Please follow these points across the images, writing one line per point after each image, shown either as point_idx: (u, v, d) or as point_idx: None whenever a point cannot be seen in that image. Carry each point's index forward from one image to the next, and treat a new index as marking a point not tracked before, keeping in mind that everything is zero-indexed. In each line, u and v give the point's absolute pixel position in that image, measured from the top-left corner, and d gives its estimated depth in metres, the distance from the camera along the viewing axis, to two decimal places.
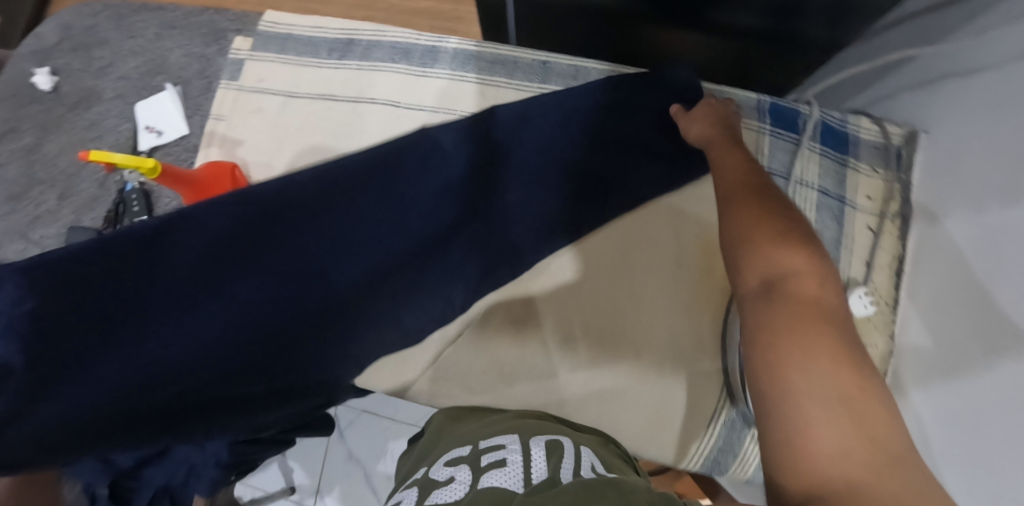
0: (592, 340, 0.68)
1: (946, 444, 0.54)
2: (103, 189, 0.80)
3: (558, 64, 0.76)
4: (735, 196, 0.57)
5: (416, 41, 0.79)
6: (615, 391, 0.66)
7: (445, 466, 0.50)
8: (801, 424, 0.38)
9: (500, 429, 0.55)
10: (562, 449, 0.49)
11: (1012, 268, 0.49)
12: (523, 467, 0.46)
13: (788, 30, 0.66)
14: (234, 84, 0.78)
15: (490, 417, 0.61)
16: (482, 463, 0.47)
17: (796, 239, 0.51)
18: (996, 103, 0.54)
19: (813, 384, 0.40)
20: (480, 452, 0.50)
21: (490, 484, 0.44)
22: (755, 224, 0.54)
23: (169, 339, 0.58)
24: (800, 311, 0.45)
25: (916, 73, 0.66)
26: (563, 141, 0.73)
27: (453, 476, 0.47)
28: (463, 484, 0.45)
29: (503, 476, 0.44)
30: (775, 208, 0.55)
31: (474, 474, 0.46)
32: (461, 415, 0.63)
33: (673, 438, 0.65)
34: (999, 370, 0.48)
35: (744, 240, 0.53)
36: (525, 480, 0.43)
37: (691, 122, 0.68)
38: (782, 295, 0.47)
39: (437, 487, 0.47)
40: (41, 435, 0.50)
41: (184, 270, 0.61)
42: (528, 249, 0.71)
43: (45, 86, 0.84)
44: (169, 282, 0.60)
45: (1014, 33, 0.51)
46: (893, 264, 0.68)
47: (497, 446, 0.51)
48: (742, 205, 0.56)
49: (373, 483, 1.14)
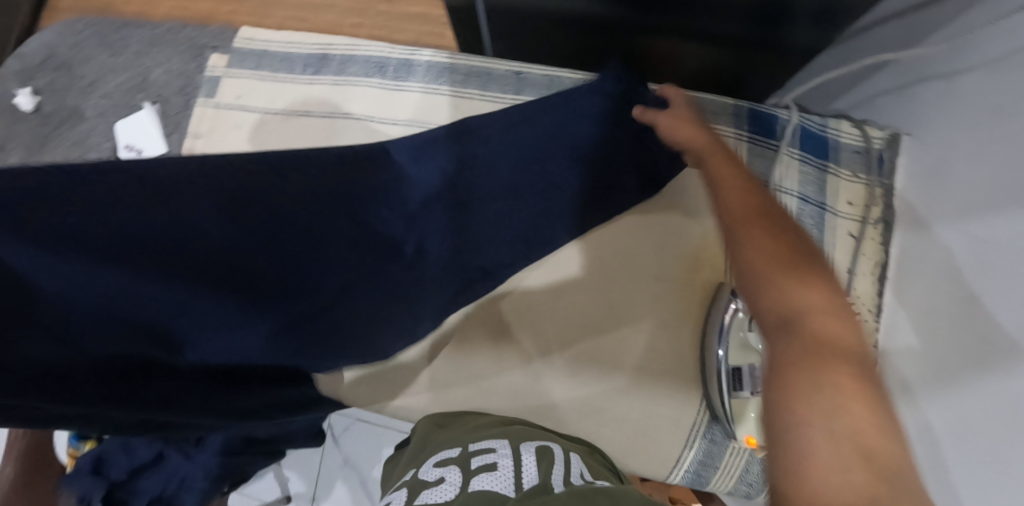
0: (570, 355, 0.68)
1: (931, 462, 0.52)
2: None
3: (531, 75, 0.77)
4: (743, 210, 0.49)
5: (389, 55, 0.79)
6: (596, 407, 0.66)
7: (435, 467, 0.46)
8: (808, 466, 0.32)
9: (491, 432, 0.52)
10: (552, 456, 0.46)
11: (995, 281, 0.47)
12: (514, 472, 0.42)
13: (766, 37, 0.65)
14: (211, 101, 0.78)
15: (473, 422, 0.58)
16: (471, 466, 0.44)
17: (811, 270, 0.43)
18: (984, 108, 0.52)
19: (831, 436, 0.33)
20: (470, 454, 0.46)
21: (481, 488, 0.40)
22: (764, 245, 0.45)
23: (195, 325, 0.40)
24: (817, 346, 0.38)
25: (896, 77, 0.65)
26: (541, 150, 0.69)
27: (443, 477, 0.44)
28: (453, 486, 0.42)
29: (493, 480, 0.41)
30: (776, 222, 0.47)
31: (465, 476, 0.43)
32: (444, 418, 0.62)
33: (652, 451, 0.65)
34: (979, 387, 0.47)
35: (750, 258, 0.45)
36: (517, 485, 0.40)
37: (682, 128, 0.62)
38: (796, 329, 0.39)
39: (427, 487, 0.43)
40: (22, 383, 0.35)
41: (278, 239, 0.42)
42: (503, 264, 0.68)
43: (27, 106, 0.84)
44: (248, 246, 0.41)
45: (994, 37, 0.50)
46: (875, 270, 0.67)
47: (488, 449, 0.47)
48: (750, 221, 0.48)
49: (370, 490, 1.14)
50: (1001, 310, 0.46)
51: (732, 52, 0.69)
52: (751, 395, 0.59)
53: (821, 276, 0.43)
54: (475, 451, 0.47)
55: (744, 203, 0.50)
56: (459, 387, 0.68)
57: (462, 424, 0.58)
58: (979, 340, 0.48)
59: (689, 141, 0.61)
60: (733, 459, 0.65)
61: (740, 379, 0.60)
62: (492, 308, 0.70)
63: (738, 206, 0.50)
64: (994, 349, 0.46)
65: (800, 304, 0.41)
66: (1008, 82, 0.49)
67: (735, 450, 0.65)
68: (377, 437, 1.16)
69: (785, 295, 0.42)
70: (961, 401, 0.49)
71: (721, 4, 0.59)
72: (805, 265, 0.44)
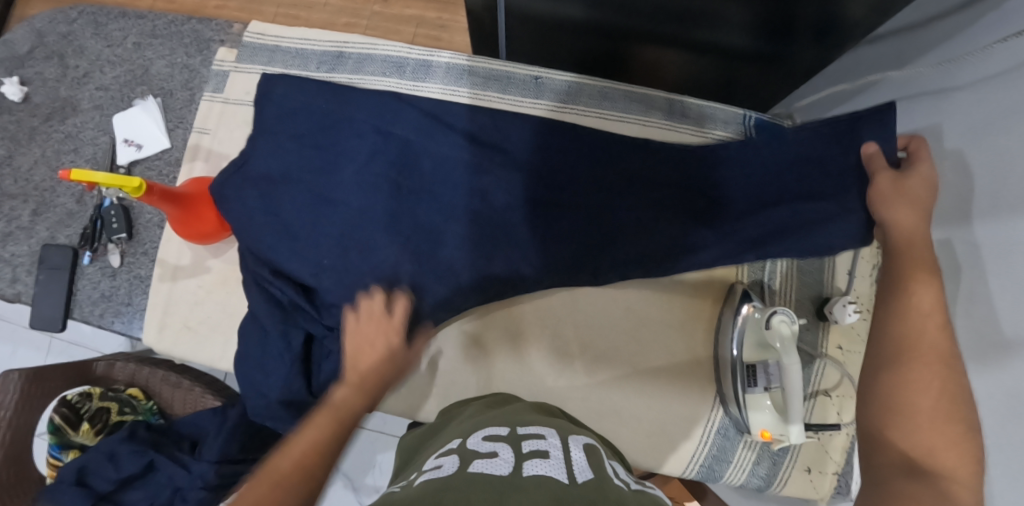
0: (589, 357, 0.69)
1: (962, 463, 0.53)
2: (80, 204, 0.75)
3: (551, 80, 0.73)
4: (910, 355, 0.48)
5: (407, 55, 0.75)
6: (613, 406, 0.67)
7: (485, 441, 0.48)
8: None
9: (534, 418, 0.55)
10: (598, 455, 0.48)
11: (993, 270, 0.53)
12: (564, 461, 0.44)
13: (769, 52, 0.70)
14: (218, 96, 0.74)
15: (507, 406, 0.59)
16: (523, 449, 0.46)
17: (947, 412, 0.45)
18: (968, 125, 0.58)
19: None
20: (520, 436, 0.49)
21: (536, 472, 0.41)
22: (925, 386, 0.46)
23: (320, 227, 0.65)
24: (942, 486, 0.41)
25: (890, 91, 0.71)
26: (526, 173, 0.68)
27: (496, 451, 0.46)
28: (507, 463, 0.43)
29: (546, 465, 0.43)
30: (951, 369, 0.47)
31: (518, 456, 0.45)
32: (469, 403, 0.63)
33: (668, 449, 0.67)
34: (985, 375, 0.52)
35: (902, 400, 0.46)
36: (570, 473, 0.42)
37: (892, 204, 0.56)
38: (928, 478, 0.42)
39: (480, 457, 0.45)
40: (249, 218, 0.65)
41: (315, 191, 0.66)
42: (517, 278, 0.67)
43: (16, 96, 0.78)
44: (330, 183, 0.66)
45: (987, 58, 0.56)
46: (874, 272, 0.67)
47: (538, 434, 0.50)
48: (919, 367, 0.47)
49: (362, 497, 1.11)
50: (1007, 291, 0.51)
51: (729, 63, 0.75)
52: (764, 390, 0.62)
53: (966, 420, 0.44)
54: (525, 434, 0.50)
55: (932, 341, 0.48)
56: (478, 387, 0.69)
57: (497, 407, 0.59)
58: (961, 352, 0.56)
59: (889, 214, 0.56)
60: (746, 453, 0.67)
61: (755, 376, 0.62)
62: (512, 311, 0.70)
63: (925, 347, 0.48)
64: (990, 347, 0.52)
65: (934, 447, 0.43)
66: (999, 97, 0.54)
67: (747, 444, 0.67)
68: (370, 443, 1.14)
69: (924, 436, 0.44)
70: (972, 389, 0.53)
71: (732, 18, 0.65)
72: (961, 422, 0.44)
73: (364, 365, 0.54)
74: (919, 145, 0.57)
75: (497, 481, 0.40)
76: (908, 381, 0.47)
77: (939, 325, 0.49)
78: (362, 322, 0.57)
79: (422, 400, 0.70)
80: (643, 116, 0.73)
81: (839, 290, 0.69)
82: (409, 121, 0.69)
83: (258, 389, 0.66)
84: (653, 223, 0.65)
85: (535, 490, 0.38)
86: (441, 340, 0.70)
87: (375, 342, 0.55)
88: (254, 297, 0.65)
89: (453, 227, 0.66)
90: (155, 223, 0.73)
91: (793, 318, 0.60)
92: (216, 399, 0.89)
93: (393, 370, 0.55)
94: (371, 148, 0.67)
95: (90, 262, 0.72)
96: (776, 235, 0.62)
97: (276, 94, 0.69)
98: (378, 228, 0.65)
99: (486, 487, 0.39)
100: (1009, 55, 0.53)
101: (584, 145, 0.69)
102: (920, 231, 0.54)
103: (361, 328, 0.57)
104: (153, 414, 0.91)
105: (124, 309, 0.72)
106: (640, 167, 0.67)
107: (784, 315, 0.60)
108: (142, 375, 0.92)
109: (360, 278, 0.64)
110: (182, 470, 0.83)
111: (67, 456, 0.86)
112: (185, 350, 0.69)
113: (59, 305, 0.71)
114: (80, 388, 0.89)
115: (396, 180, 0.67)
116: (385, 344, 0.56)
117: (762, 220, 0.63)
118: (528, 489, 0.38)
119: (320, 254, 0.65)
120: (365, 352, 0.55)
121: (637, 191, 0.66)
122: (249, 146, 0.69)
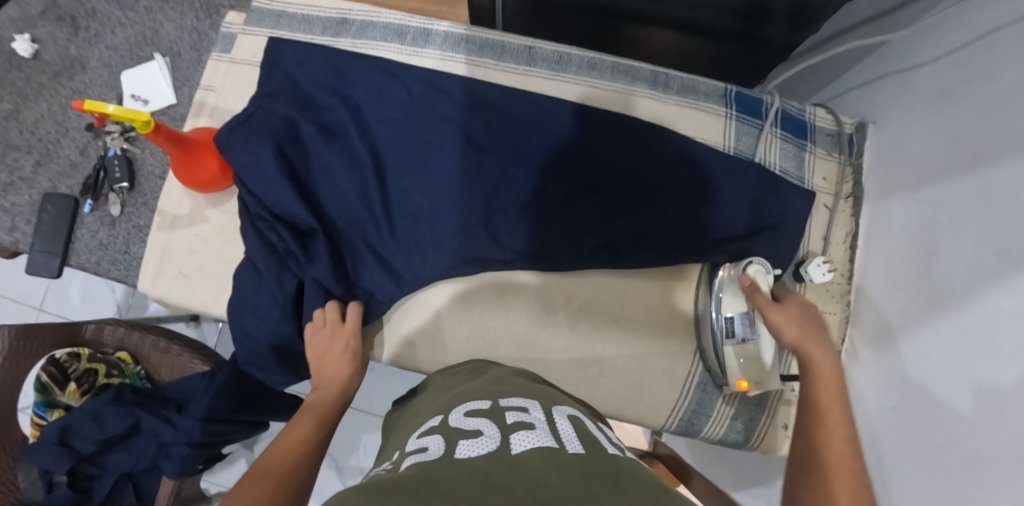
0: (573, 311, 0.71)
1: (917, 410, 0.56)
2: (84, 156, 0.78)
3: (543, 50, 0.77)
4: (821, 461, 0.48)
5: (408, 23, 0.78)
6: (595, 357, 0.71)
7: (469, 418, 0.46)
8: None
9: (516, 388, 0.53)
10: (585, 424, 0.48)
11: (951, 231, 0.56)
12: (552, 433, 0.43)
13: (750, 32, 0.75)
14: (225, 57, 0.77)
15: (487, 373, 0.59)
16: (508, 422, 0.45)
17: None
18: (930, 96, 0.62)
19: None
20: (503, 409, 0.48)
21: (524, 445, 0.41)
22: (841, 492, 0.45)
23: (332, 181, 0.70)
24: None
25: (864, 72, 0.75)
26: (521, 136, 0.72)
27: (481, 429, 0.44)
28: (494, 439, 0.42)
29: (534, 437, 0.42)
30: (859, 477, 0.46)
31: (503, 431, 0.43)
32: (451, 372, 0.63)
33: (648, 401, 0.71)
34: (943, 322, 0.55)
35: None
36: (560, 444, 0.41)
37: (800, 336, 0.57)
38: None
39: (465, 437, 0.43)
40: (250, 165, 0.67)
41: (323, 145, 0.70)
42: (503, 234, 0.70)
43: (25, 53, 0.81)
44: (341, 142, 0.71)
45: (945, 35, 0.61)
46: (847, 239, 0.72)
47: (521, 407, 0.48)
48: (832, 473, 0.47)
49: (346, 477, 1.12)
50: (960, 250, 0.54)
51: (711, 42, 0.80)
52: (741, 340, 0.65)
53: None
54: (508, 406, 0.48)
55: (840, 451, 0.48)
56: (464, 337, 0.71)
57: (478, 374, 0.59)
58: (900, 317, 0.61)
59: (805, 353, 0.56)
60: (724, 407, 0.71)
61: (733, 326, 0.65)
62: (486, 280, 0.72)
63: (835, 459, 0.48)
64: (944, 297, 0.55)
65: None
66: (958, 69, 0.59)
67: (727, 398, 0.71)
68: (356, 423, 1.14)
69: None
70: (913, 349, 0.58)
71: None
72: None
73: (328, 370, 0.65)
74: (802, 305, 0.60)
75: (485, 459, 0.38)
76: (824, 484, 0.46)
77: (843, 436, 0.50)
78: (317, 331, 0.66)
79: (410, 351, 0.72)
80: (630, 85, 0.77)
81: (813, 252, 0.73)
82: (410, 79, 0.72)
83: (248, 333, 0.68)
84: (639, 186, 0.70)
85: (525, 467, 0.37)
86: (429, 292, 0.72)
87: (333, 349, 0.66)
88: (251, 242, 0.67)
89: (451, 188, 0.70)
90: (156, 175, 0.76)
91: (768, 268, 0.65)
92: (204, 364, 0.90)
93: (354, 371, 0.67)
94: (374, 107, 0.71)
95: (90, 211, 0.75)
96: (726, 201, 0.70)
97: (282, 60, 0.72)
98: (378, 182, 0.70)
99: (472, 465, 0.38)
100: (964, 31, 0.58)
101: (572, 112, 0.73)
102: (825, 360, 0.55)
103: (318, 335, 0.66)
104: (141, 377, 0.91)
105: (120, 257, 0.74)
106: (632, 136, 0.72)
107: (760, 264, 0.65)
108: (131, 340, 0.92)
109: (358, 240, 0.70)
110: (167, 427, 0.84)
111: (52, 416, 0.84)
112: (179, 296, 0.71)
113: (56, 253, 0.73)
114: (68, 349, 0.88)
115: (398, 138, 0.71)
116: (345, 346, 0.66)
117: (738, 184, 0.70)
118: (521, 466, 0.37)
119: (327, 206, 0.70)
120: (331, 357, 0.66)
121: (626, 164, 0.71)
122: (250, 104, 0.71)
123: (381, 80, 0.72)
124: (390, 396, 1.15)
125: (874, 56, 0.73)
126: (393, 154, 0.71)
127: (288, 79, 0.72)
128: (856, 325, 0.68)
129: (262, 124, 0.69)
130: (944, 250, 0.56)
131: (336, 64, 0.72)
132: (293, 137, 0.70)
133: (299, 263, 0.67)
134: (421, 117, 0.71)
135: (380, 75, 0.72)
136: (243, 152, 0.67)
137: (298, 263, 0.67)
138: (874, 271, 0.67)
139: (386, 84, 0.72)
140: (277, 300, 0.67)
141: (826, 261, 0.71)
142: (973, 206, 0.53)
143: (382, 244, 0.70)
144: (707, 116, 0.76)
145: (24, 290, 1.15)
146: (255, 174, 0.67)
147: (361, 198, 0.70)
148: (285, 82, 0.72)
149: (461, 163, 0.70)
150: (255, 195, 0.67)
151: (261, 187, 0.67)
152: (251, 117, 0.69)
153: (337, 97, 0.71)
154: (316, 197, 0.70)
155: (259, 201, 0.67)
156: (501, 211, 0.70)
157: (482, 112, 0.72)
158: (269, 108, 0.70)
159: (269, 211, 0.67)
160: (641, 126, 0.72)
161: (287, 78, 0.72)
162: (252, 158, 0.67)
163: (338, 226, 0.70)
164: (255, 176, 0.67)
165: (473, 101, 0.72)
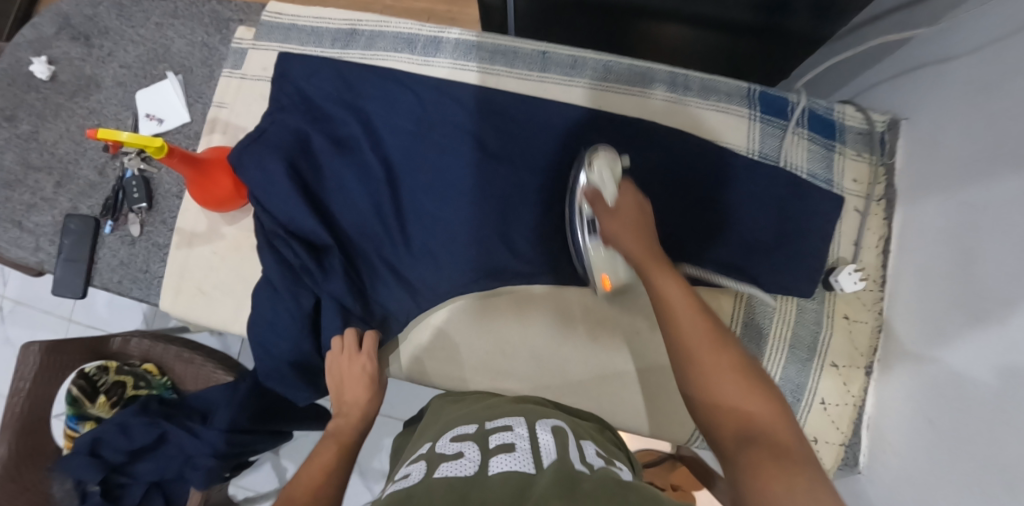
0: (592, 324, 0.70)
1: (959, 428, 0.52)
2: (102, 176, 0.79)
3: (557, 54, 0.75)
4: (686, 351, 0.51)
5: (418, 32, 0.77)
6: (617, 370, 0.70)
7: (453, 443, 0.46)
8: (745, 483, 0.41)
9: (507, 410, 0.53)
10: (566, 437, 0.46)
11: (993, 239, 0.52)
12: (530, 451, 0.42)
13: (774, 26, 0.72)
14: (236, 73, 0.77)
15: (487, 401, 0.58)
16: (490, 445, 0.44)
17: (745, 373, 0.48)
18: (964, 88, 0.59)
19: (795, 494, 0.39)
20: (487, 432, 0.47)
21: (501, 468, 0.39)
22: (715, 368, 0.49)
23: (347, 197, 0.69)
24: (772, 441, 0.43)
25: (895, 65, 0.71)
26: (535, 144, 0.70)
27: (461, 452, 0.43)
28: (472, 463, 0.41)
29: (510, 460, 0.40)
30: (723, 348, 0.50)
31: (484, 454, 0.42)
32: (461, 397, 0.62)
33: (671, 416, 0.69)
34: (987, 333, 0.51)
35: (714, 401, 0.48)
36: (534, 463, 0.40)
37: (621, 235, 0.59)
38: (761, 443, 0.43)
39: (446, 460, 0.42)
40: (263, 183, 0.66)
41: (337, 159, 0.69)
42: (519, 242, 0.69)
43: (42, 75, 0.82)
44: (355, 157, 0.70)
45: (983, 23, 0.57)
46: (880, 243, 0.69)
47: (505, 426, 0.47)
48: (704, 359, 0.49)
49: (369, 481, 1.13)
50: (1007, 251, 0.50)
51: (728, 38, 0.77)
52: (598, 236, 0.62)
53: (754, 382, 0.48)
54: (492, 428, 0.47)
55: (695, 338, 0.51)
56: (483, 353, 0.70)
57: (479, 401, 0.59)
58: (941, 327, 0.57)
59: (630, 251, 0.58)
60: None
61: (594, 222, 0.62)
62: (506, 300, 0.71)
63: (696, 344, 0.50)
64: (989, 306, 0.51)
65: (754, 415, 0.46)
66: (1000, 61, 0.54)
67: None
68: (377, 427, 1.14)
69: (734, 404, 0.47)
70: (956, 357, 0.54)
71: None
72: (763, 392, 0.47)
73: (347, 395, 0.65)
74: (625, 194, 0.62)
75: (461, 484, 0.37)
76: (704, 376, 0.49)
77: (687, 314, 0.52)
78: (336, 358, 0.66)
79: (428, 365, 0.71)
80: (648, 87, 0.74)
81: (844, 258, 0.70)
82: (422, 89, 0.71)
83: (267, 350, 0.68)
84: (657, 195, 0.68)
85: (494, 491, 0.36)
86: (445, 308, 0.71)
87: (351, 371, 0.65)
88: (266, 260, 0.66)
89: (466, 200, 0.69)
90: (173, 193, 0.77)
91: (614, 159, 0.63)
92: (227, 375, 0.91)
93: (373, 395, 0.66)
94: (386, 119, 0.70)
95: (112, 231, 0.76)
96: (749, 208, 0.68)
97: (292, 73, 0.71)
98: (393, 197, 0.69)
99: (449, 490, 0.37)
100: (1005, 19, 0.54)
101: (587, 117, 0.71)
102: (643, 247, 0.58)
103: (337, 362, 0.66)
104: (166, 389, 0.92)
105: (141, 276, 0.75)
106: (650, 141, 0.70)
107: (606, 154, 0.63)
108: (156, 352, 0.92)
109: (373, 256, 0.69)
110: (191, 438, 0.84)
111: (84, 427, 0.88)
112: (197, 313, 0.71)
113: (79, 273, 0.74)
114: (97, 362, 0.91)
115: (411, 151, 0.70)
116: (361, 369, 0.65)
117: (760, 187, 0.68)
118: (490, 489, 0.36)
119: (342, 222, 0.69)
120: (349, 378, 0.65)
121: (643, 172, 0.69)
122: (262, 121, 0.70)
123: (393, 92, 0.71)
124: (410, 402, 1.15)
125: (907, 48, 0.69)
126: (407, 168, 0.70)
127: (300, 95, 0.71)
128: (890, 338, 0.65)
129: (274, 142, 0.68)
130: (985, 255, 0.53)
131: (347, 77, 0.71)
132: (307, 154, 0.69)
133: (314, 280, 0.66)
134: (433, 128, 0.70)
135: (390, 87, 0.71)
136: (255, 170, 0.66)
137: (313, 280, 0.66)
138: (908, 278, 0.64)
139: (397, 95, 0.71)
140: (292, 317, 0.66)
141: (857, 269, 0.67)
142: (1016, 207, 0.50)
143: (399, 259, 0.69)
144: (729, 118, 0.73)
145: (55, 303, 1.18)
146: (267, 191, 0.66)
147: (377, 214, 0.69)
148: (296, 98, 0.71)
149: (474, 173, 0.69)
150: (268, 212, 0.67)
151: (274, 204, 0.66)
152: (263, 133, 0.69)
153: (349, 110, 0.71)
154: (331, 213, 0.69)
155: (273, 218, 0.67)
156: (516, 220, 0.69)
157: (493, 120, 0.71)
158: (279, 125, 0.69)
159: (283, 229, 0.67)
160: (660, 129, 0.70)
161: (300, 93, 0.71)
162: (266, 177, 0.66)
163: (354, 242, 0.69)
164: (267, 194, 0.66)
165: (485, 109, 0.71)
